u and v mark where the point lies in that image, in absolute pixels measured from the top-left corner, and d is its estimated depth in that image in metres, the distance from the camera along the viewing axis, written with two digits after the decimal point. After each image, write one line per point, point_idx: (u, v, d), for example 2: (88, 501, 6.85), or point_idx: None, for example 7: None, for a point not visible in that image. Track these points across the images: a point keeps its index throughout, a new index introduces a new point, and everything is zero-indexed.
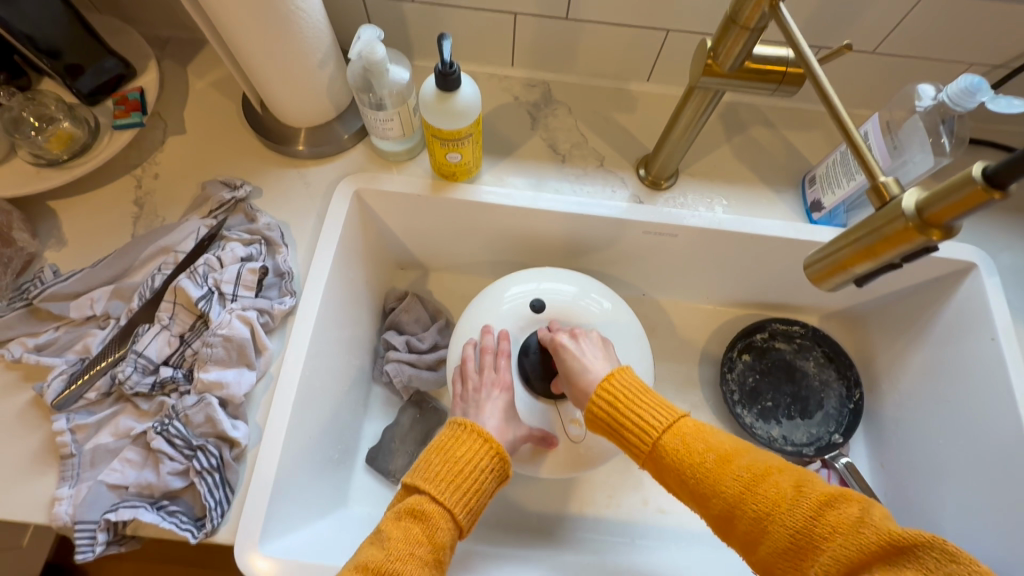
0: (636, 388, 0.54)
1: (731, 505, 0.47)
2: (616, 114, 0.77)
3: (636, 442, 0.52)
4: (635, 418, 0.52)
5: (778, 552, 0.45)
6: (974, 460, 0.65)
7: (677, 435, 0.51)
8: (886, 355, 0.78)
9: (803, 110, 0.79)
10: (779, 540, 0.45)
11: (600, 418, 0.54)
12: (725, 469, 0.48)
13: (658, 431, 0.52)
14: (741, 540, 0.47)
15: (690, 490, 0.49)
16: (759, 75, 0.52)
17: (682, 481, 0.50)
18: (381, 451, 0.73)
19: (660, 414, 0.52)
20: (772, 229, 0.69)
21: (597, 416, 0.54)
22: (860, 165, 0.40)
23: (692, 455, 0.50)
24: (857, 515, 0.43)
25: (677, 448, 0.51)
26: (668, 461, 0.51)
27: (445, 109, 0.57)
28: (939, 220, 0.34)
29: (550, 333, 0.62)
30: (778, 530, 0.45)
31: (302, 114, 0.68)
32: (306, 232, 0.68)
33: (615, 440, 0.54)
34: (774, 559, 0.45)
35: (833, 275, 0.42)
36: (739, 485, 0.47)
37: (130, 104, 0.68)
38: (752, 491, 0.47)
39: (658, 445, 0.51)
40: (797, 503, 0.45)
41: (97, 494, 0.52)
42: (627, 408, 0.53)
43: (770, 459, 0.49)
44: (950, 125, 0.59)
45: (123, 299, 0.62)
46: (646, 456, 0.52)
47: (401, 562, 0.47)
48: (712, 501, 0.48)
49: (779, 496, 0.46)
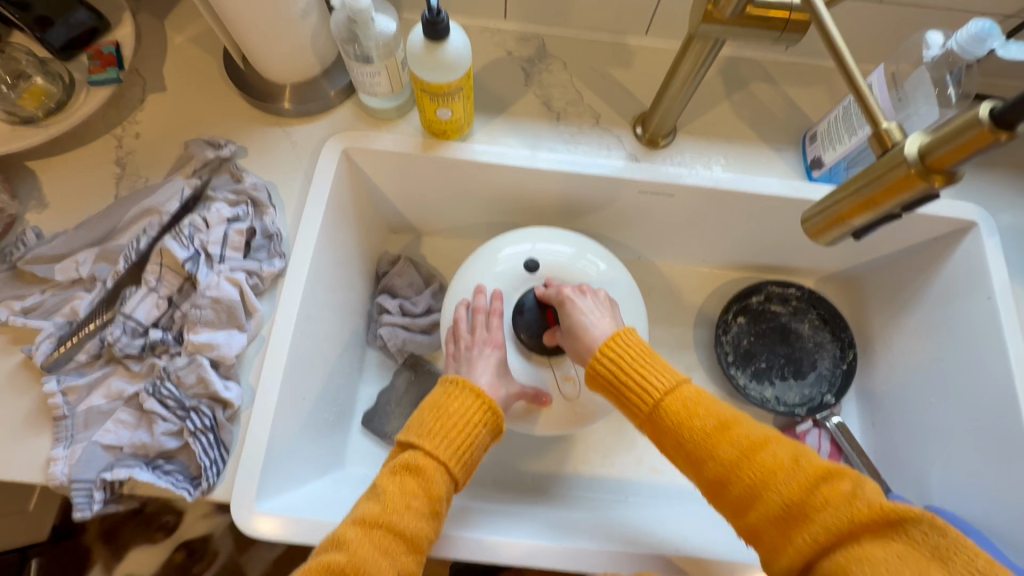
0: (638, 348, 0.54)
1: (726, 471, 0.48)
2: (613, 69, 0.75)
3: (636, 402, 0.52)
4: (640, 378, 0.52)
5: (769, 518, 0.45)
6: (966, 419, 0.66)
7: (679, 398, 0.51)
8: (881, 317, 0.78)
9: (806, 65, 0.76)
10: (772, 508, 0.45)
11: (604, 377, 0.53)
12: (723, 436, 0.49)
13: (659, 393, 0.51)
14: (732, 505, 0.48)
15: (687, 454, 0.49)
16: (761, 22, 0.49)
17: (679, 445, 0.50)
18: (376, 414, 0.74)
19: (664, 376, 0.52)
20: (771, 187, 0.67)
21: (600, 375, 0.53)
22: (863, 112, 0.38)
23: (693, 421, 0.50)
24: (850, 489, 0.44)
25: (677, 411, 0.50)
26: (667, 421, 0.50)
27: (433, 61, 0.55)
28: (941, 165, 0.33)
29: (554, 289, 0.61)
30: (773, 500, 0.45)
31: (287, 69, 0.66)
32: (294, 192, 0.66)
33: (614, 401, 0.53)
34: (763, 524, 0.45)
35: (832, 227, 0.41)
36: (736, 453, 0.48)
37: (106, 58, 0.65)
38: (749, 460, 0.47)
39: (660, 406, 0.51)
40: (794, 474, 0.46)
41: (92, 454, 0.53)
42: (631, 369, 0.52)
43: (766, 430, 0.49)
44: (956, 77, 0.58)
45: (109, 262, 0.60)
46: (646, 418, 0.51)
47: (398, 514, 0.48)
48: (708, 466, 0.48)
49: (777, 466, 0.46)
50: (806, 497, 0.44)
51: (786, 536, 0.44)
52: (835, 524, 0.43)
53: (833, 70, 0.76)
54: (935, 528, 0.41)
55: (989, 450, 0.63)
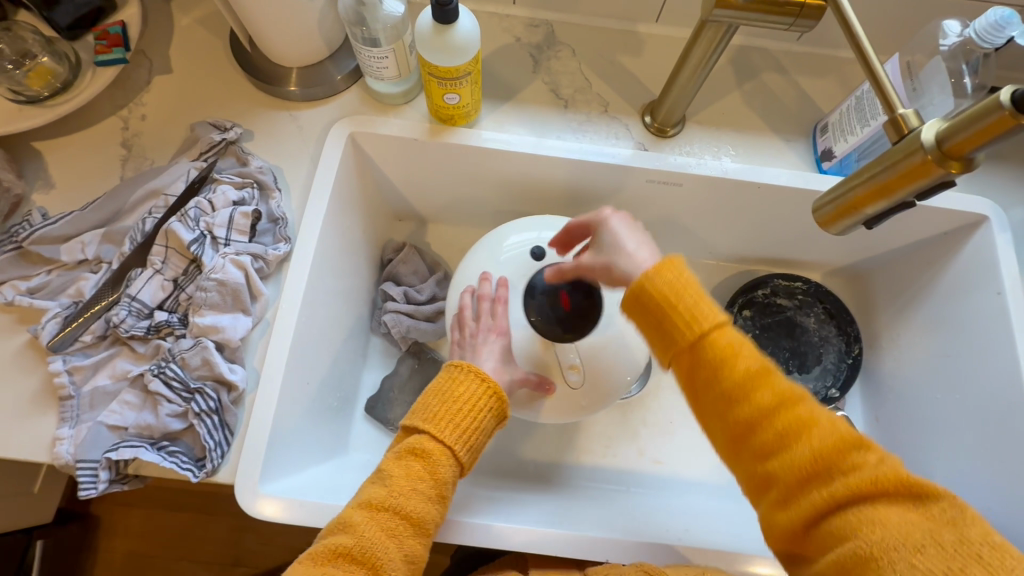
0: (686, 283, 0.48)
1: (758, 417, 0.44)
2: (622, 57, 0.74)
3: (678, 334, 0.48)
4: (682, 310, 0.47)
5: (790, 468, 0.43)
6: (971, 414, 0.66)
7: (725, 338, 0.47)
8: (887, 312, 0.77)
9: (818, 55, 0.75)
10: (796, 459, 0.42)
11: (646, 301, 0.49)
12: (764, 382, 0.45)
13: (706, 329, 0.47)
14: (751, 450, 0.45)
15: (718, 394, 0.46)
16: (775, 7, 0.48)
17: (713, 385, 0.46)
18: (379, 401, 0.74)
19: (711, 313, 0.47)
20: (780, 178, 0.66)
21: (645, 299, 0.49)
22: (880, 99, 0.38)
23: (735, 363, 0.46)
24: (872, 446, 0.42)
25: (719, 350, 0.46)
26: (699, 356, 0.47)
27: (441, 43, 0.54)
28: (960, 151, 0.33)
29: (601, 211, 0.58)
30: (799, 450, 0.43)
31: (293, 52, 0.65)
32: (301, 177, 0.66)
33: (651, 329, 0.49)
34: (783, 474, 0.43)
35: (844, 217, 0.40)
36: (773, 401, 0.44)
37: (112, 38, 0.64)
38: (785, 409, 0.44)
39: (702, 343, 0.47)
40: (829, 431, 0.43)
41: (97, 434, 0.53)
42: (673, 299, 0.48)
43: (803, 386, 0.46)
44: (973, 66, 0.56)
45: (114, 244, 0.61)
46: (683, 351, 0.48)
47: (403, 497, 0.48)
48: (739, 409, 0.45)
49: (810, 419, 0.43)
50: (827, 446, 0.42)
51: (797, 482, 0.43)
52: (851, 477, 0.41)
53: (845, 60, 0.75)
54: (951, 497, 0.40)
55: (995, 446, 0.63)
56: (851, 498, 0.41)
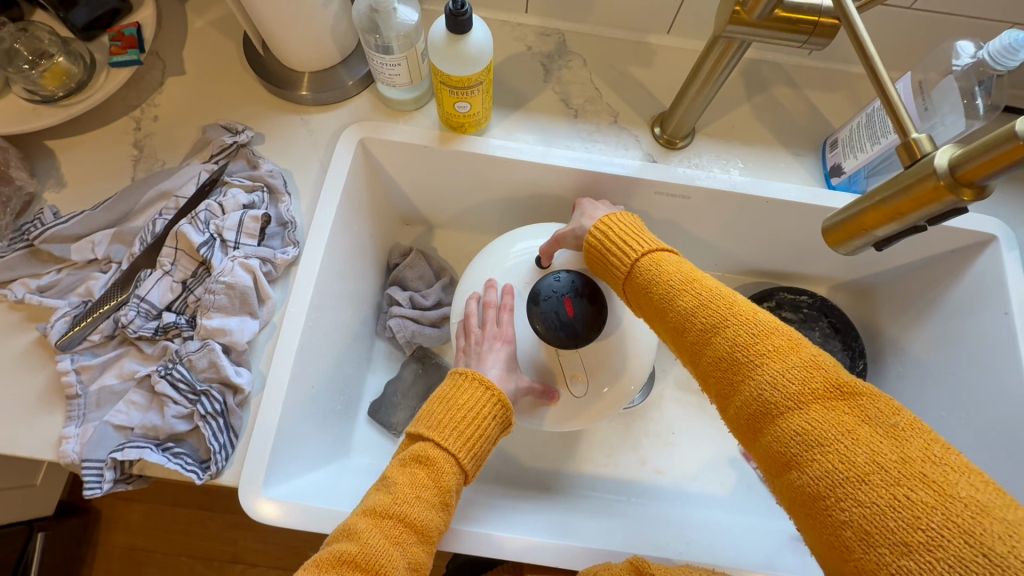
0: (635, 226, 0.56)
1: (684, 318, 0.46)
2: (633, 68, 0.74)
3: (617, 267, 0.54)
4: (621, 244, 0.54)
5: (715, 363, 0.44)
6: (975, 433, 0.65)
7: (652, 258, 0.52)
8: (893, 327, 0.77)
9: (829, 69, 0.75)
10: (719, 353, 0.43)
11: (594, 247, 0.57)
12: (689, 286, 0.48)
13: (637, 254, 0.53)
14: (688, 351, 0.46)
15: (654, 302, 0.49)
16: (790, 25, 0.48)
17: (649, 296, 0.50)
18: (383, 405, 0.75)
19: (642, 242, 0.54)
20: (789, 193, 0.66)
21: (592, 247, 0.57)
22: (893, 121, 0.37)
23: (661, 276, 0.50)
24: (812, 356, 0.41)
25: (647, 268, 0.51)
26: (641, 280, 0.51)
27: (454, 54, 0.55)
28: (971, 178, 0.32)
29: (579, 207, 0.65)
30: (720, 343, 0.43)
31: (306, 57, 0.66)
32: (310, 182, 0.66)
33: (604, 271, 0.57)
34: (711, 369, 0.44)
35: (853, 237, 0.40)
36: (696, 302, 0.46)
37: (127, 39, 0.65)
38: (706, 306, 0.45)
39: (635, 266, 0.52)
40: (750, 325, 0.43)
41: (103, 433, 0.53)
42: (618, 239, 0.55)
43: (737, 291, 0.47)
44: (986, 87, 0.57)
45: (124, 244, 0.62)
46: (625, 279, 0.54)
47: (408, 505, 0.48)
48: (669, 313, 0.48)
49: (732, 314, 0.44)
50: (761, 356, 0.41)
51: (733, 388, 0.42)
52: (788, 388, 0.39)
53: (856, 76, 0.75)
54: (890, 408, 0.37)
55: (999, 465, 0.62)
56: (790, 412, 0.39)
